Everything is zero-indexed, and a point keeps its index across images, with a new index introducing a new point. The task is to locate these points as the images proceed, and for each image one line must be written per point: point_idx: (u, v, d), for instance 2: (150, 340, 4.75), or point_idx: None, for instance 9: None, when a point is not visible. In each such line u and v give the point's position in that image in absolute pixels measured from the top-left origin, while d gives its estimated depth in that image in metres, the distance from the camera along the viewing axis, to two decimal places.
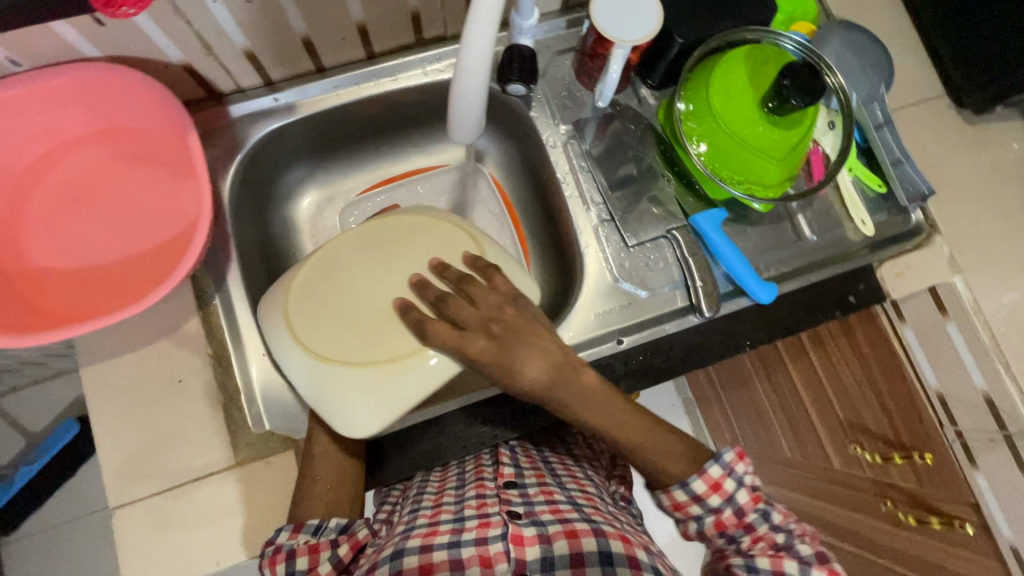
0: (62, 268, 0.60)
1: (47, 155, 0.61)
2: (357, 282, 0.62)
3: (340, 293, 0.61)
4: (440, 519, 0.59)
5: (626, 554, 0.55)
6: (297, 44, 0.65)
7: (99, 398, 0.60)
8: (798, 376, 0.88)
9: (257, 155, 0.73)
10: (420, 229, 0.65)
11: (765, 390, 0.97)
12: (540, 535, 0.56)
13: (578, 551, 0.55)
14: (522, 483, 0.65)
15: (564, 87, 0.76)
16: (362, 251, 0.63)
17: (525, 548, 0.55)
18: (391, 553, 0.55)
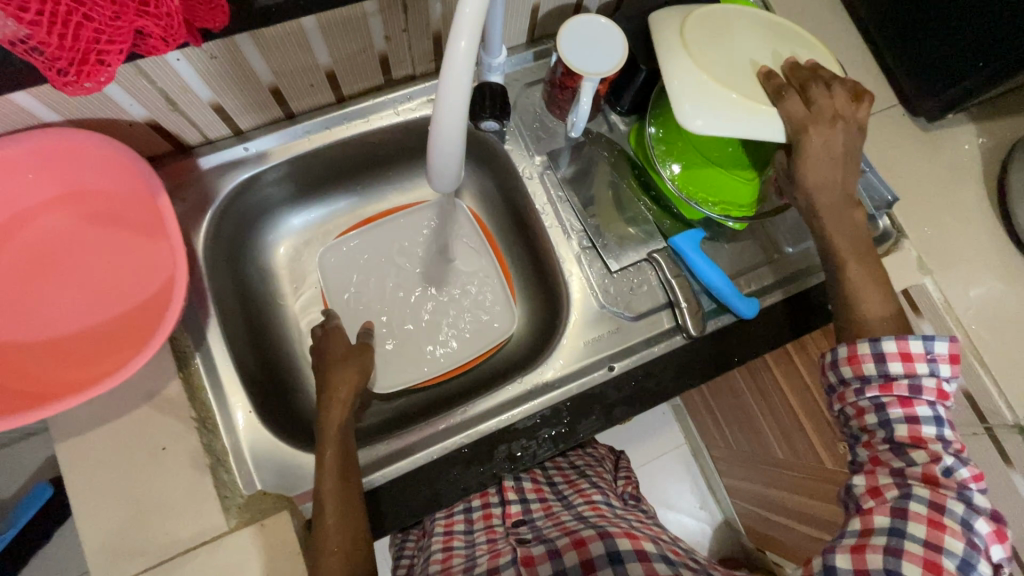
0: (30, 340, 0.57)
1: (8, 224, 0.58)
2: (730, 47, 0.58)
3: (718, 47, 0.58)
4: (453, 563, 0.58)
5: (634, 549, 0.51)
6: (264, 92, 0.64)
7: (77, 474, 0.57)
8: (784, 379, 0.89)
9: (230, 206, 0.71)
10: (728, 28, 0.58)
11: (754, 396, 0.99)
12: (550, 551, 0.53)
13: (587, 557, 0.51)
14: (530, 518, 0.65)
15: (536, 118, 0.77)
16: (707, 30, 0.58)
17: (536, 566, 0.52)
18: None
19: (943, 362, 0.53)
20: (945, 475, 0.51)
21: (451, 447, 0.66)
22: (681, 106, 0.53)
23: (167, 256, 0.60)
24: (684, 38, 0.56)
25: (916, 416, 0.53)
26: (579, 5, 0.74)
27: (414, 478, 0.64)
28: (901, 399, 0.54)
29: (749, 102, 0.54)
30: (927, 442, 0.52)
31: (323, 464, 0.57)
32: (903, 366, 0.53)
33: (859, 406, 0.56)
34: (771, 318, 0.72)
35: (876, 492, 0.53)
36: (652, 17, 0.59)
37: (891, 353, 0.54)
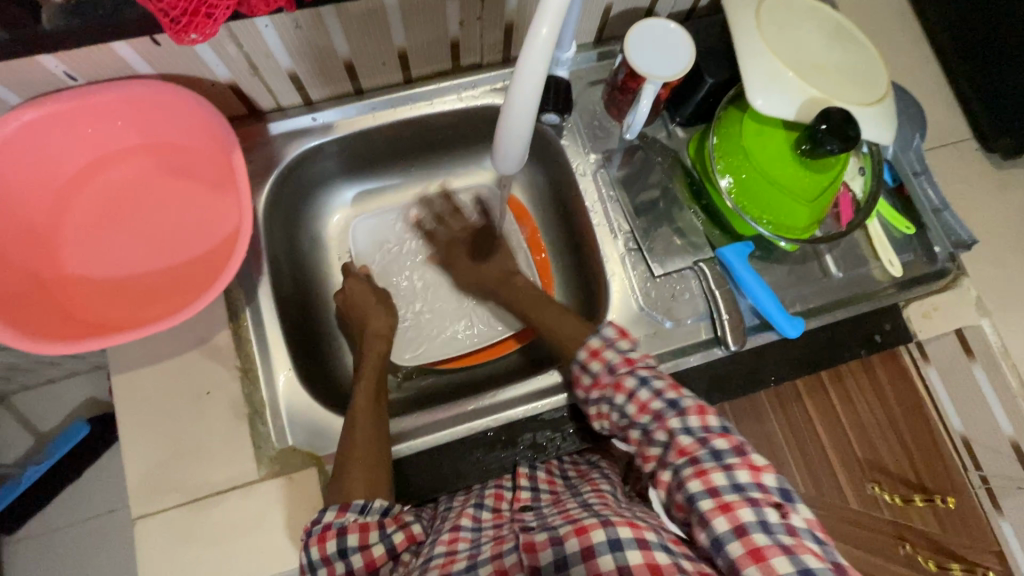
0: (99, 276, 0.61)
1: (92, 166, 0.62)
2: (798, 33, 0.67)
3: (790, 33, 0.67)
4: (457, 548, 0.54)
5: (634, 537, 0.49)
6: (339, 66, 0.67)
7: (126, 407, 0.60)
8: (821, 412, 0.70)
9: (294, 171, 0.74)
10: (786, 12, 0.68)
11: (775, 427, 0.72)
12: (551, 538, 0.51)
13: (589, 545, 0.49)
14: (537, 504, 0.60)
15: (595, 117, 0.77)
16: (784, 18, 0.68)
17: (538, 554, 0.50)
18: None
19: (620, 339, 0.61)
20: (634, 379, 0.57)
21: (478, 430, 0.67)
22: (756, 100, 0.62)
23: (233, 210, 0.63)
24: (758, 26, 0.66)
25: (647, 402, 0.55)
26: (650, 10, 0.74)
27: (438, 454, 0.66)
28: (618, 386, 0.57)
29: (805, 81, 0.63)
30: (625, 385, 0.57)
31: (358, 408, 0.62)
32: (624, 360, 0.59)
33: (604, 412, 0.59)
34: (813, 341, 0.71)
35: (657, 417, 0.55)
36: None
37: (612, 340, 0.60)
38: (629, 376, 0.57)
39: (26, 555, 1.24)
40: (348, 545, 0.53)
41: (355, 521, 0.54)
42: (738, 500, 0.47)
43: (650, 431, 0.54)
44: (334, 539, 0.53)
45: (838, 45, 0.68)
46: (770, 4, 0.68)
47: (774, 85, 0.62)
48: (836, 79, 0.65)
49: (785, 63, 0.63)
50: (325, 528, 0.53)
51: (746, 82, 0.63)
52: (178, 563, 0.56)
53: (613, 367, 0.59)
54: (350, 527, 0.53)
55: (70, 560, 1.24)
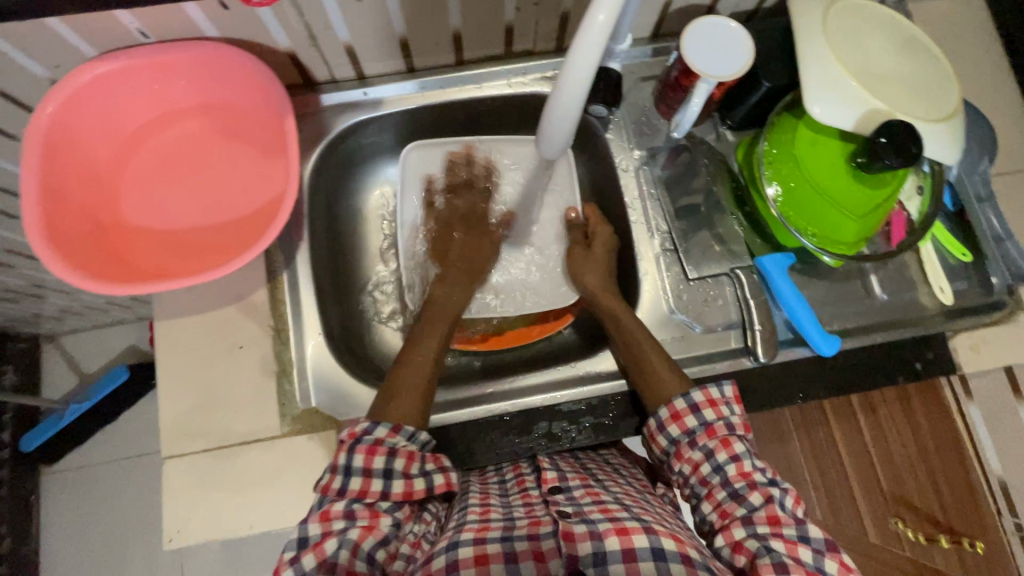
0: (151, 227, 0.64)
1: (154, 122, 0.65)
2: (866, 40, 0.65)
3: (857, 40, 0.64)
4: (490, 517, 0.57)
5: (679, 551, 0.51)
6: (394, 42, 0.68)
7: (164, 352, 0.63)
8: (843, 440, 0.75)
9: (341, 143, 0.76)
10: (856, 18, 0.65)
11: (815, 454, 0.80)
12: (591, 531, 0.52)
13: (630, 547, 0.51)
14: (567, 486, 0.60)
15: (643, 113, 0.76)
16: (852, 23, 0.65)
17: (577, 544, 0.52)
18: (446, 545, 0.53)
19: (734, 403, 0.60)
20: (725, 429, 0.58)
21: (495, 413, 0.67)
22: (812, 106, 0.60)
23: (282, 174, 0.65)
24: (824, 30, 0.63)
25: (734, 454, 0.56)
26: (711, 8, 0.72)
27: (453, 432, 0.67)
28: (721, 441, 0.57)
29: (867, 90, 0.60)
30: (720, 434, 0.58)
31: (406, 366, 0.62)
32: (711, 410, 0.59)
33: (694, 461, 0.58)
34: (848, 362, 0.68)
35: (742, 468, 0.56)
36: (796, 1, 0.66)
37: (701, 397, 0.59)
38: (737, 436, 0.57)
39: (60, 486, 1.32)
40: (394, 469, 0.54)
41: (404, 446, 0.55)
42: (800, 543, 0.51)
43: (739, 488, 0.55)
44: (384, 455, 0.54)
45: (908, 55, 0.65)
46: (838, 8, 0.65)
47: (833, 92, 0.60)
48: (901, 92, 0.62)
49: (848, 70, 0.61)
50: (377, 442, 0.55)
51: (804, 87, 0.61)
52: (200, 505, 0.59)
53: (693, 431, 0.59)
54: (399, 451, 0.55)
55: (100, 496, 1.32)
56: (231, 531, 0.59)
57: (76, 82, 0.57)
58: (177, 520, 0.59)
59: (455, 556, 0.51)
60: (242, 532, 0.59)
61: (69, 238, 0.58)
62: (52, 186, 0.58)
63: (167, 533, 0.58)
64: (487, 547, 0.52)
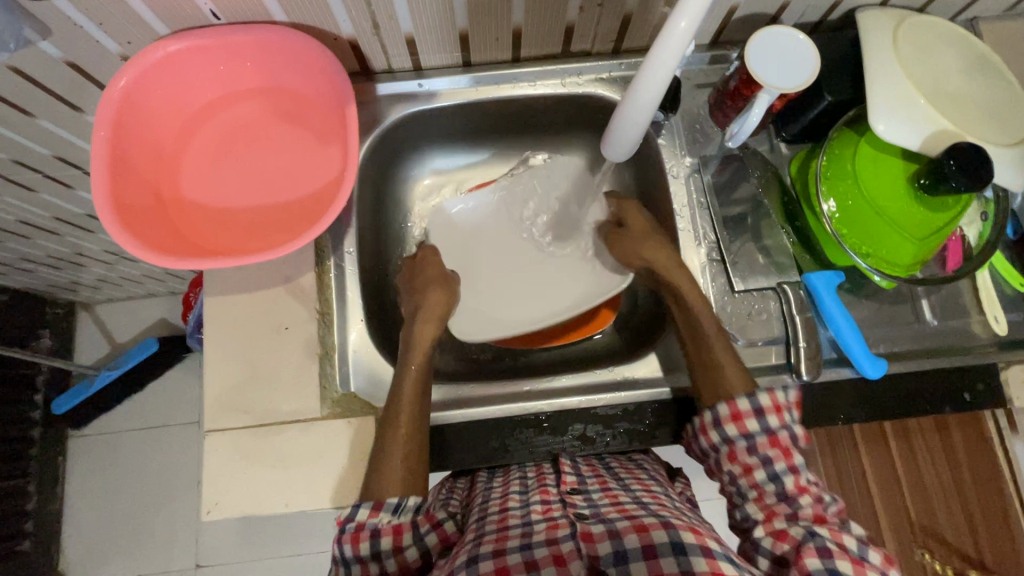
0: (208, 204, 0.65)
1: (217, 101, 0.66)
2: (936, 59, 0.63)
3: (927, 58, 0.63)
4: (509, 524, 0.55)
5: (698, 544, 0.50)
6: (455, 36, 0.68)
7: (212, 327, 0.64)
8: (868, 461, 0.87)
9: (393, 132, 0.77)
10: (927, 35, 0.64)
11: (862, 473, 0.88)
12: (609, 530, 0.53)
13: (650, 543, 0.51)
14: (586, 488, 0.60)
15: (696, 121, 0.76)
16: (923, 41, 0.64)
17: (596, 544, 0.52)
18: (465, 559, 0.52)
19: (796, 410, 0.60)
20: (786, 437, 0.58)
21: (529, 412, 0.67)
22: (876, 123, 0.59)
23: (337, 160, 0.66)
24: (894, 46, 0.62)
25: (794, 466, 0.57)
26: (775, 17, 0.71)
27: (487, 427, 0.67)
28: (783, 450, 0.57)
29: (936, 110, 0.59)
30: (782, 441, 0.58)
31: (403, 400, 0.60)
32: (777, 418, 0.58)
33: (748, 465, 0.58)
34: (894, 387, 0.67)
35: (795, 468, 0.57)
36: (866, 16, 0.64)
37: (767, 404, 0.58)
38: (797, 446, 0.58)
39: (86, 450, 1.36)
40: (406, 504, 0.56)
41: (389, 522, 0.55)
42: (843, 534, 0.53)
43: (781, 472, 0.57)
44: (367, 540, 0.54)
45: (979, 77, 0.63)
46: (910, 24, 0.64)
47: (900, 111, 0.59)
48: (970, 114, 0.61)
49: (917, 89, 0.60)
50: (359, 527, 0.54)
51: (870, 103, 0.60)
52: (237, 480, 0.60)
53: (756, 436, 0.58)
54: (384, 530, 0.54)
55: (123, 463, 1.36)
56: (266, 508, 0.60)
57: (149, 59, 0.59)
58: (216, 492, 0.60)
59: (476, 568, 0.50)
60: (277, 509, 0.60)
61: (132, 211, 0.59)
62: (120, 159, 0.60)
63: (204, 505, 0.60)
64: (507, 557, 0.51)
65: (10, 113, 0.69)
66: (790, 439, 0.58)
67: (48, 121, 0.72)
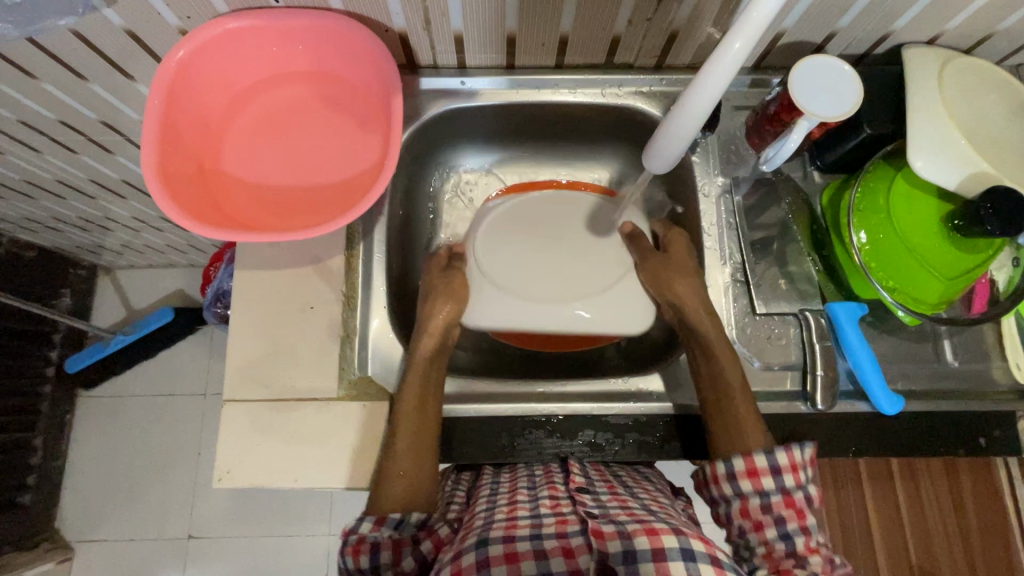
0: (246, 180, 0.67)
1: (265, 81, 0.68)
2: (979, 101, 0.63)
3: (970, 100, 0.63)
4: (518, 515, 0.56)
5: (709, 554, 0.50)
6: (503, 38, 0.70)
7: (238, 299, 0.66)
8: (873, 503, 0.82)
9: (431, 126, 0.78)
10: (972, 77, 0.64)
11: (856, 510, 0.83)
12: (620, 531, 0.52)
13: (659, 546, 0.50)
14: (593, 489, 0.61)
15: (732, 141, 0.76)
16: (968, 82, 0.64)
17: (606, 541, 0.52)
18: (475, 540, 0.53)
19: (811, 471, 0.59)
20: (800, 500, 0.58)
21: (541, 413, 0.68)
22: (914, 160, 0.59)
23: (376, 149, 0.68)
24: (939, 85, 0.62)
25: (806, 527, 0.57)
26: (820, 47, 0.72)
27: (499, 424, 0.67)
28: (796, 510, 0.57)
29: (976, 152, 0.59)
30: (796, 501, 0.57)
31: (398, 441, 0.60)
32: (792, 476, 0.58)
33: (760, 522, 0.58)
34: (908, 424, 0.67)
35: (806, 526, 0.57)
36: (913, 53, 0.65)
37: (783, 465, 0.58)
38: (808, 508, 0.57)
39: (93, 411, 1.38)
40: (407, 519, 0.57)
41: (389, 536, 0.56)
42: None
43: (792, 531, 0.57)
44: (367, 554, 0.55)
45: (1021, 123, 0.63)
46: (955, 65, 0.64)
47: (940, 149, 0.59)
48: (1011, 160, 0.61)
49: (959, 129, 0.60)
50: (359, 539, 0.56)
51: (910, 139, 0.60)
52: (251, 450, 0.61)
53: (770, 497, 0.58)
54: (383, 543, 0.55)
55: (128, 427, 1.38)
56: (276, 481, 0.61)
57: (208, 35, 0.61)
58: (228, 461, 0.61)
59: (486, 553, 0.51)
60: (286, 484, 0.61)
61: (176, 180, 0.61)
62: (168, 129, 0.61)
63: (217, 472, 0.61)
64: (517, 545, 0.52)
65: (65, 75, 0.71)
66: (802, 500, 0.57)
67: (100, 86, 0.75)
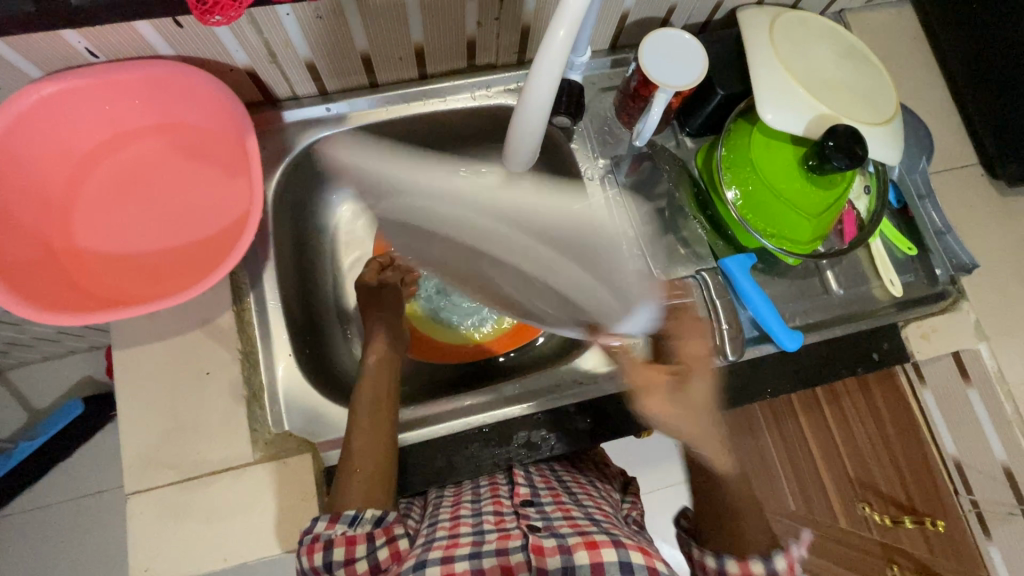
0: (103, 252, 0.61)
1: (106, 142, 0.63)
2: (810, 47, 0.68)
3: (802, 49, 0.68)
4: (460, 532, 0.56)
5: (646, 564, 0.51)
6: (356, 58, 0.68)
7: (125, 381, 0.61)
8: (810, 429, 0.86)
9: (306, 159, 0.75)
10: (798, 27, 0.69)
11: (775, 443, 0.96)
12: (560, 545, 0.53)
13: (599, 561, 0.51)
14: (538, 501, 0.61)
15: (604, 123, 0.78)
16: (796, 33, 0.69)
17: (546, 558, 0.52)
18: (414, 563, 0.52)
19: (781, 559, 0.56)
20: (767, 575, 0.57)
21: (474, 426, 0.67)
22: (765, 114, 0.63)
23: (244, 193, 0.64)
24: (771, 40, 0.67)
25: None
26: (665, 21, 0.75)
27: (435, 447, 0.66)
28: None
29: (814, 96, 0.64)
30: None
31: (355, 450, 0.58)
32: (747, 569, 0.57)
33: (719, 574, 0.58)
34: (810, 355, 0.72)
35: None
36: (744, 16, 0.69)
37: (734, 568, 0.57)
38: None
39: (6, 531, 1.24)
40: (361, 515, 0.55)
41: (343, 534, 0.54)
42: None
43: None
44: (322, 552, 0.53)
45: (849, 61, 0.69)
46: (781, 20, 0.69)
47: (783, 99, 0.63)
48: (846, 97, 0.66)
49: (795, 78, 0.64)
50: (314, 539, 0.54)
51: (756, 95, 0.64)
52: (169, 540, 0.57)
53: None
54: (336, 540, 0.54)
55: (53, 539, 1.24)
56: (203, 566, 0.56)
57: (21, 103, 0.55)
58: (147, 557, 0.56)
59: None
60: (214, 566, 0.56)
61: (16, 267, 0.55)
62: None
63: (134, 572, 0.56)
64: (456, 565, 0.51)
65: None
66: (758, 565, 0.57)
67: None
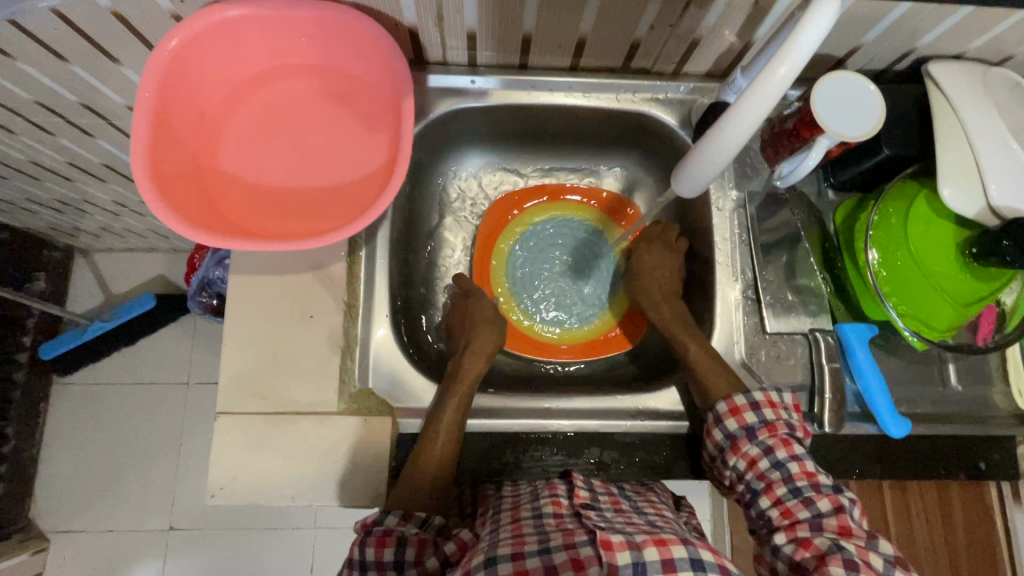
0: (242, 179, 0.63)
1: (265, 73, 0.64)
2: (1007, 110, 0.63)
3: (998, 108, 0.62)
4: (524, 530, 0.51)
5: (717, 562, 0.46)
6: (520, 37, 0.66)
7: (235, 304, 0.63)
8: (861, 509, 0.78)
9: (438, 125, 0.75)
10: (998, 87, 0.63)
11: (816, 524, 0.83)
12: (629, 541, 0.47)
13: (668, 558, 0.46)
14: (597, 504, 0.57)
15: (747, 154, 0.74)
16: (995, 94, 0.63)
17: (615, 553, 0.46)
18: (482, 559, 0.48)
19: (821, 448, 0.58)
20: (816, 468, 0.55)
21: (551, 431, 0.66)
22: (943, 186, 0.59)
23: (383, 149, 0.64)
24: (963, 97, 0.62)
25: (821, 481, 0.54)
26: (841, 61, 0.70)
27: (501, 441, 0.66)
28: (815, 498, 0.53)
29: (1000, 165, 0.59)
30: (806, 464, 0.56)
31: (443, 419, 0.62)
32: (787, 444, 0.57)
33: (767, 481, 0.56)
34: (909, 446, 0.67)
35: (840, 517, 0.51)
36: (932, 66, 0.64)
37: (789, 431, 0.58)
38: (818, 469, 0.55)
39: (66, 399, 1.31)
40: (365, 559, 0.52)
41: (415, 533, 0.54)
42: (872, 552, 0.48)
43: (802, 487, 0.54)
44: (393, 547, 0.53)
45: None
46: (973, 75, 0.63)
47: (966, 176, 0.59)
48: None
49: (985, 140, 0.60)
50: (386, 531, 0.53)
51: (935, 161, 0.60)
52: (249, 465, 0.59)
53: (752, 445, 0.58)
54: (409, 538, 0.53)
55: (105, 416, 1.31)
56: (275, 497, 0.58)
57: (205, 21, 0.56)
58: (226, 475, 0.59)
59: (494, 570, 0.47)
60: (283, 501, 0.58)
61: (168, 178, 0.57)
62: (161, 123, 0.57)
63: (210, 487, 0.58)
64: (526, 560, 0.47)
65: (44, 56, 0.65)
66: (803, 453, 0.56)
67: (85, 71, 0.69)
